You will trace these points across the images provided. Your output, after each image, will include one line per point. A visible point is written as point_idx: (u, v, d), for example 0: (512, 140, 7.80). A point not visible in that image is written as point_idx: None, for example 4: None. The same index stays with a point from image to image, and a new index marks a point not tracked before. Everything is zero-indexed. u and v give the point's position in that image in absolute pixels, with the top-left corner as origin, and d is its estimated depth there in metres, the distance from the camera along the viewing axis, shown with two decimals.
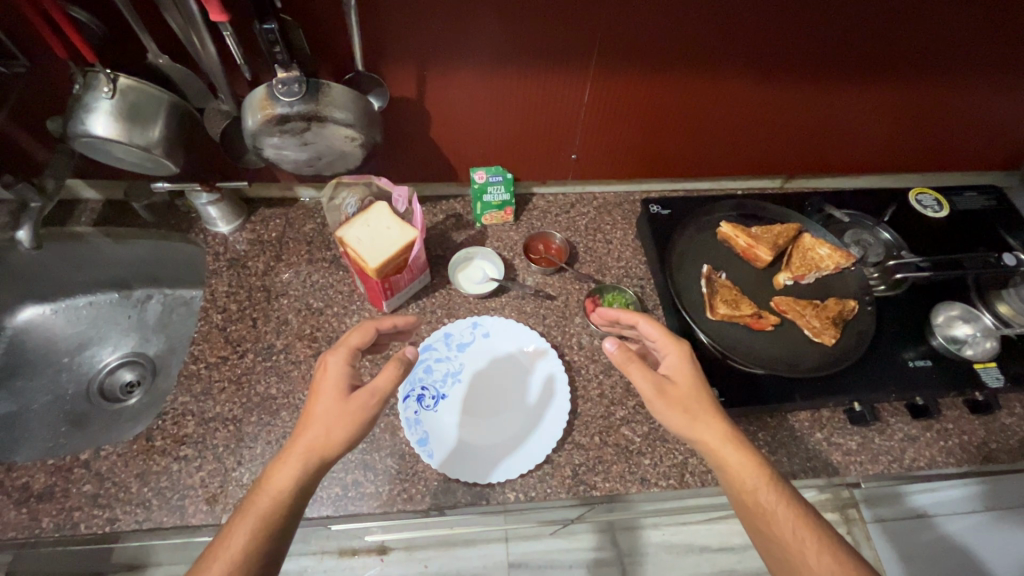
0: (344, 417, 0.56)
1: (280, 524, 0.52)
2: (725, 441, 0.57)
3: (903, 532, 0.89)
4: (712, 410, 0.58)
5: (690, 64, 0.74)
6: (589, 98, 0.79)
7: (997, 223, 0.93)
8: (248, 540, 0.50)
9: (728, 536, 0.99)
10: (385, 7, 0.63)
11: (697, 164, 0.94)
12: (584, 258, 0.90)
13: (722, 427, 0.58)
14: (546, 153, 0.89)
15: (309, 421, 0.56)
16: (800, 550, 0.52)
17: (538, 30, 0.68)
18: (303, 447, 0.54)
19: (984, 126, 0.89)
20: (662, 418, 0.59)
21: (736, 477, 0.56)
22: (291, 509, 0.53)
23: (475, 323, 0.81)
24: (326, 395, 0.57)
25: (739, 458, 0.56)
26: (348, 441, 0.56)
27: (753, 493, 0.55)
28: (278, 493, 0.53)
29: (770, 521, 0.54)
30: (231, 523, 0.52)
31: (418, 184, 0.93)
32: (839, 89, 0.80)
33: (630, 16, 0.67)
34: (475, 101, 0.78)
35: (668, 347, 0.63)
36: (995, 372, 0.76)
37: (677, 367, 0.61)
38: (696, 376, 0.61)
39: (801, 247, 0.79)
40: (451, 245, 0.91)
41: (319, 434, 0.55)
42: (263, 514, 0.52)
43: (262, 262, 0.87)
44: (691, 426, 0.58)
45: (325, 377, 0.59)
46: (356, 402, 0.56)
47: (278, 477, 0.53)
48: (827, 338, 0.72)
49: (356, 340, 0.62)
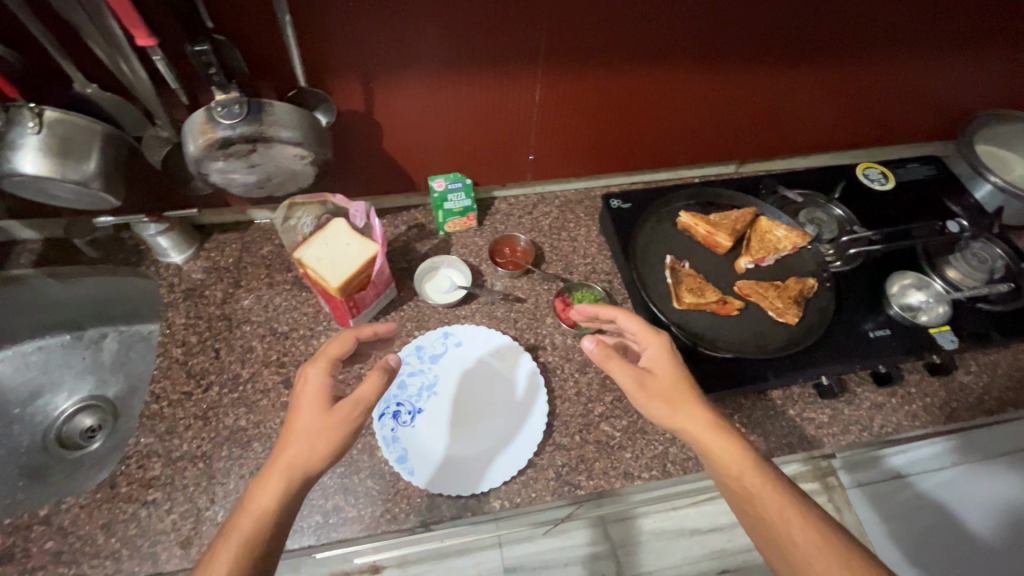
0: (328, 429, 0.54)
1: (265, 547, 0.49)
2: (708, 427, 0.57)
3: (884, 496, 0.89)
4: (693, 398, 0.59)
5: (636, 59, 0.75)
6: (540, 98, 0.79)
7: (939, 192, 0.97)
8: (232, 564, 0.47)
9: (720, 515, 0.98)
10: (325, 21, 0.62)
11: (653, 154, 0.94)
12: (550, 258, 0.91)
13: (705, 413, 0.58)
14: (503, 155, 0.88)
15: (291, 437, 0.54)
16: (788, 530, 0.53)
17: (484, 35, 0.68)
18: (287, 462, 0.52)
19: (919, 99, 0.93)
20: (646, 408, 0.60)
21: (722, 460, 0.56)
22: (277, 528, 0.50)
23: (446, 333, 0.80)
24: (308, 409, 0.56)
25: (723, 443, 0.57)
26: (334, 453, 0.54)
27: (738, 476, 0.55)
28: (262, 512, 0.50)
29: (758, 503, 0.54)
30: (211, 551, 0.49)
31: (377, 197, 0.91)
32: (781, 73, 0.82)
33: (574, 16, 0.67)
34: (427, 109, 0.77)
35: (647, 338, 0.64)
36: (949, 334, 0.78)
37: (656, 358, 0.62)
38: (674, 366, 0.61)
39: (759, 230, 0.80)
40: (416, 256, 0.90)
41: (304, 448, 0.53)
42: (247, 536, 0.49)
43: (221, 290, 0.84)
44: (674, 415, 0.58)
45: (304, 391, 0.57)
46: (340, 413, 0.55)
47: (261, 497, 0.51)
48: (791, 317, 0.74)
49: (335, 351, 0.61)
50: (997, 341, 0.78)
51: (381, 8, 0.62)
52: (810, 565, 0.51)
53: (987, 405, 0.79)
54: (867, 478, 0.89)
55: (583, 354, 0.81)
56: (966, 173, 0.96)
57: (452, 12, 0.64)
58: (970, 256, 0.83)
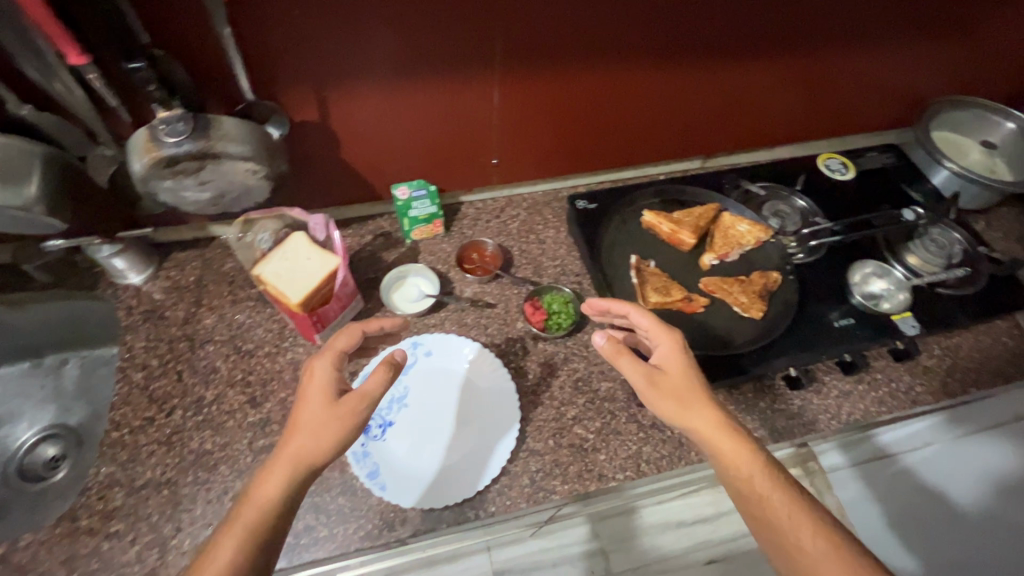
0: (333, 423, 0.53)
1: (265, 539, 0.49)
2: (717, 427, 0.58)
3: (869, 484, 0.79)
4: (705, 398, 0.59)
5: (593, 59, 0.75)
6: (500, 102, 0.78)
7: (898, 179, 0.99)
8: (235, 554, 0.47)
9: (735, 520, 0.84)
10: (272, 31, 0.60)
11: (618, 154, 0.95)
12: (519, 261, 0.90)
13: (716, 413, 0.58)
14: (466, 160, 0.87)
15: (294, 429, 0.53)
16: (794, 534, 0.52)
17: (438, 39, 0.67)
18: (291, 454, 0.52)
19: (874, 88, 0.95)
20: (654, 405, 0.61)
21: (728, 459, 0.56)
22: (279, 522, 0.50)
23: (415, 343, 0.78)
24: (314, 400, 0.55)
25: (733, 445, 0.57)
26: (338, 446, 0.53)
27: (748, 478, 0.55)
28: (265, 504, 0.50)
29: (766, 505, 0.54)
30: (216, 537, 0.49)
31: (340, 207, 0.90)
32: (737, 68, 0.83)
33: (528, 18, 0.67)
34: (386, 117, 0.76)
35: (660, 336, 0.63)
36: (911, 320, 0.80)
37: (668, 356, 0.62)
38: (687, 365, 0.62)
39: (721, 226, 0.81)
40: (384, 266, 0.88)
41: (307, 442, 0.52)
42: (251, 527, 0.48)
43: (182, 309, 0.82)
44: (685, 414, 0.59)
45: (311, 383, 0.56)
46: (346, 406, 0.54)
47: (265, 488, 0.50)
48: (756, 311, 0.74)
49: (343, 344, 0.61)
50: (955, 324, 0.80)
51: (329, 16, 0.61)
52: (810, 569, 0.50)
53: (950, 388, 0.81)
54: (843, 461, 0.80)
55: (555, 357, 0.80)
56: (923, 160, 0.98)
57: (403, 17, 0.63)
58: (928, 243, 0.85)
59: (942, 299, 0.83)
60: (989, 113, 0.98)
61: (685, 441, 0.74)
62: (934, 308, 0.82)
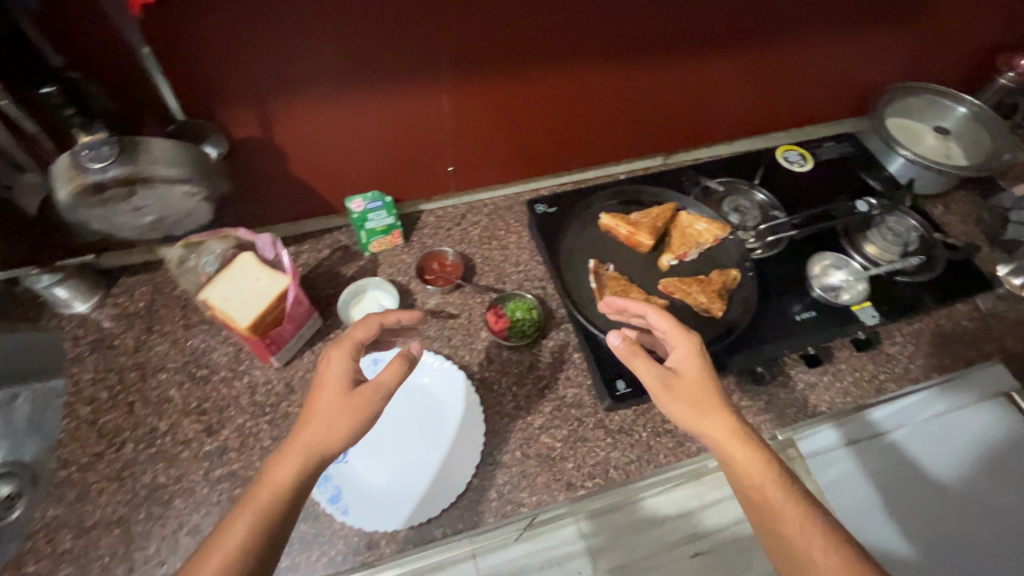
0: (347, 413, 0.55)
1: (275, 523, 0.51)
2: (732, 434, 0.56)
3: (849, 470, 0.76)
4: (721, 404, 0.58)
5: (542, 62, 0.74)
6: (451, 109, 0.77)
7: (856, 167, 0.99)
8: (247, 533, 0.49)
9: (724, 508, 0.84)
10: (202, 46, 0.58)
11: (577, 155, 0.94)
12: (481, 269, 0.89)
13: (731, 420, 0.57)
14: (421, 169, 0.85)
15: (308, 419, 0.55)
16: (806, 546, 0.51)
17: (381, 46, 0.65)
18: (304, 442, 0.54)
19: (828, 79, 0.95)
20: (670, 409, 0.60)
21: (743, 467, 0.55)
22: (290, 507, 0.52)
23: (376, 359, 0.77)
24: (329, 390, 0.57)
25: (747, 453, 0.56)
26: (351, 437, 0.55)
27: (761, 487, 0.54)
28: (279, 487, 0.52)
29: (779, 517, 0.53)
30: (229, 517, 0.51)
31: (295, 222, 0.87)
32: (690, 64, 0.83)
33: (473, 20, 0.65)
34: (334, 128, 0.73)
35: (679, 339, 0.62)
36: (871, 309, 0.81)
37: (685, 360, 0.61)
38: (705, 369, 0.60)
39: (679, 226, 0.81)
40: (342, 281, 0.86)
41: (320, 430, 0.54)
42: (262, 509, 0.50)
43: (132, 337, 0.79)
44: (699, 418, 0.58)
45: (327, 373, 0.58)
46: (360, 397, 0.56)
47: (278, 473, 0.52)
48: (716, 310, 0.74)
49: (360, 336, 0.61)
50: (914, 311, 0.81)
51: (262, 27, 0.58)
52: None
53: (913, 374, 0.82)
54: (819, 447, 0.76)
55: (520, 365, 0.79)
56: (878, 147, 0.98)
57: (341, 24, 0.61)
58: (885, 230, 0.86)
59: (901, 286, 0.83)
60: (941, 98, 1.00)
61: (653, 444, 0.74)
62: (894, 296, 0.82)
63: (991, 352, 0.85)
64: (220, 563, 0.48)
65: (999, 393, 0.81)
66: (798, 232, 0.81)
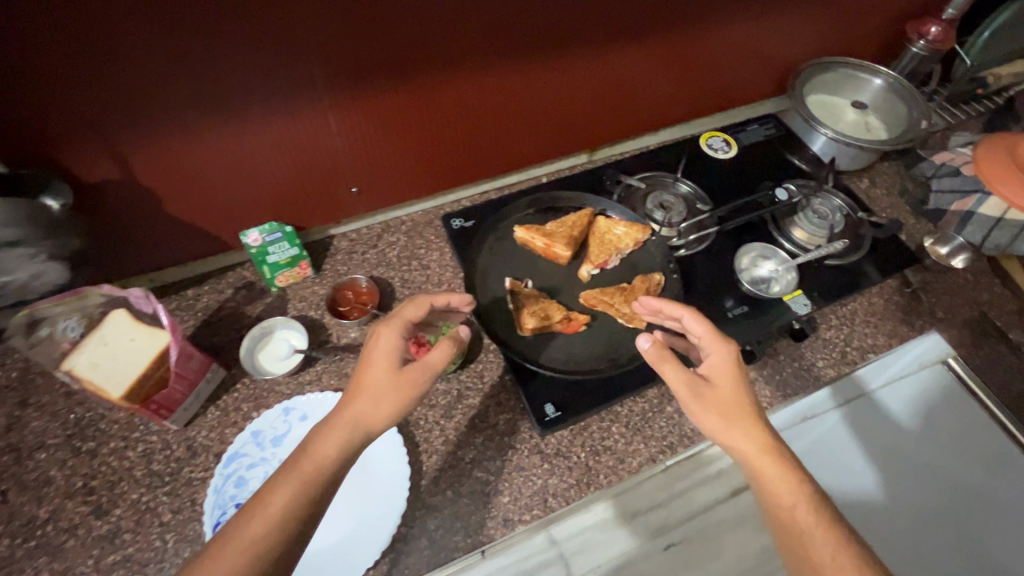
0: (397, 390, 0.54)
1: (315, 499, 0.48)
2: (764, 452, 0.52)
3: (815, 441, 0.76)
4: (752, 418, 0.54)
5: (434, 68, 0.68)
6: (340, 126, 0.71)
7: (781, 149, 0.98)
8: (287, 503, 0.47)
9: (687, 502, 0.72)
10: (24, 80, 0.50)
11: (492, 161, 0.88)
12: (402, 293, 0.83)
13: (762, 435, 0.53)
14: (322, 193, 0.79)
15: (358, 395, 0.53)
16: None
17: (250, 65, 0.58)
18: (353, 416, 0.52)
19: (745, 60, 0.92)
20: (697, 416, 0.56)
21: (771, 490, 0.51)
22: (330, 483, 0.49)
23: (287, 409, 0.70)
24: (379, 365, 0.55)
25: (779, 472, 0.51)
26: (397, 415, 0.53)
27: (791, 510, 0.50)
28: (322, 460, 0.49)
29: (807, 544, 0.48)
30: (269, 484, 0.48)
31: (191, 262, 0.79)
32: (597, 58, 0.78)
33: (354, 27, 0.59)
34: (215, 157, 0.66)
35: (715, 346, 0.59)
36: (802, 299, 0.79)
37: (719, 368, 0.57)
38: (738, 381, 0.56)
39: (598, 232, 0.76)
40: (248, 322, 0.79)
41: (367, 408, 0.52)
42: (305, 479, 0.48)
43: (3, 414, 0.69)
44: (729, 431, 0.54)
45: (376, 349, 0.56)
46: (410, 375, 0.55)
47: (324, 445, 0.50)
48: (640, 321, 0.70)
49: (411, 315, 0.60)
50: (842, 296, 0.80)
51: (101, 52, 0.51)
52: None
53: (849, 358, 0.80)
54: (791, 419, 0.76)
55: (448, 395, 0.74)
56: (801, 127, 0.97)
57: (198, 42, 0.54)
58: (811, 214, 0.84)
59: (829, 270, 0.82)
60: (858, 71, 0.98)
61: (593, 464, 0.70)
62: (822, 282, 0.81)
63: (922, 326, 0.85)
64: (253, 536, 0.45)
65: (941, 359, 0.84)
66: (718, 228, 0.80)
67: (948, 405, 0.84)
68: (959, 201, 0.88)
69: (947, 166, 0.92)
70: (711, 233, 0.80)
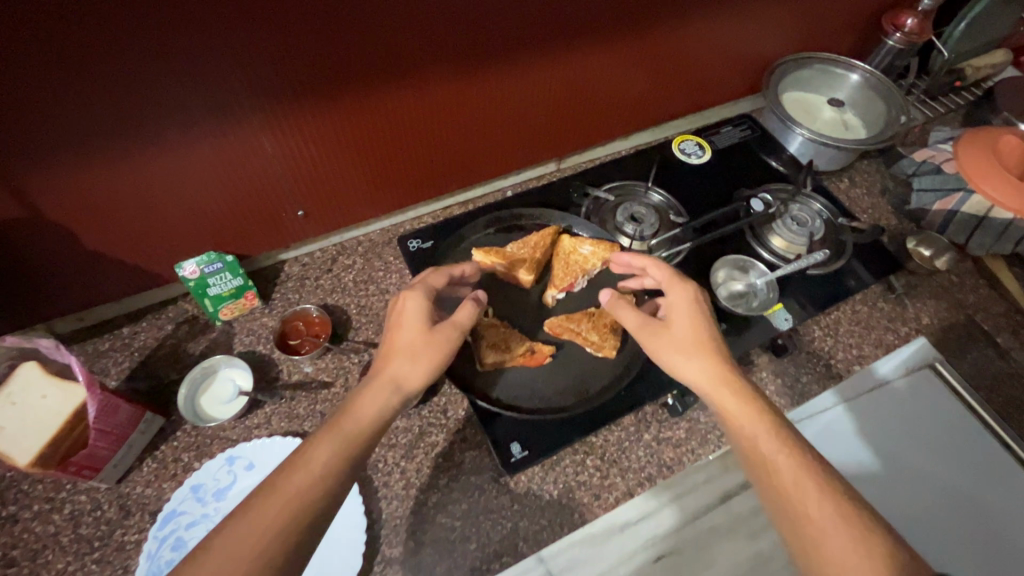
0: (430, 346, 0.57)
1: (361, 457, 0.48)
2: (715, 374, 0.53)
3: None
4: (705, 346, 0.55)
5: (375, 80, 0.63)
6: (276, 146, 0.65)
7: (756, 151, 0.94)
8: (330, 458, 0.47)
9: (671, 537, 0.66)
10: None
11: (451, 175, 0.83)
12: (358, 321, 0.77)
13: (715, 361, 0.54)
14: (263, 218, 0.73)
15: (391, 354, 0.56)
16: (793, 481, 0.45)
17: (164, 87, 0.53)
18: (389, 372, 0.54)
19: (717, 59, 0.87)
20: (656, 355, 0.57)
21: (733, 418, 0.50)
22: (372, 441, 0.50)
23: (231, 458, 0.64)
24: (408, 327, 0.58)
25: (733, 393, 0.51)
26: (434, 370, 0.56)
27: (746, 426, 0.49)
28: (364, 419, 0.50)
29: (767, 457, 0.47)
30: (308, 440, 0.48)
31: (123, 298, 0.73)
32: (557, 62, 0.73)
33: (279, 40, 0.54)
34: (138, 187, 0.60)
35: (674, 288, 0.61)
36: (783, 313, 0.77)
37: (674, 304, 0.60)
38: (694, 314, 0.58)
39: (562, 252, 0.75)
40: (190, 361, 0.73)
41: (403, 365, 0.55)
42: (348, 436, 0.48)
43: None
44: (680, 358, 0.55)
45: (404, 313, 0.59)
46: (441, 334, 0.57)
47: (365, 403, 0.51)
48: (609, 349, 0.68)
49: (435, 282, 0.63)
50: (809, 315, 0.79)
51: None
52: (816, 543, 0.42)
53: (835, 371, 0.76)
54: None
55: (409, 433, 0.68)
56: (776, 126, 0.93)
57: (98, 64, 0.48)
58: (789, 221, 0.83)
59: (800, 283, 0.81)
60: (833, 67, 0.94)
61: (566, 502, 0.65)
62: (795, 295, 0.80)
63: (909, 333, 0.81)
64: (285, 504, 0.43)
65: (926, 364, 0.78)
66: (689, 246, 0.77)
67: (947, 419, 0.75)
68: (941, 201, 0.85)
69: (928, 165, 0.88)
70: (684, 249, 0.78)
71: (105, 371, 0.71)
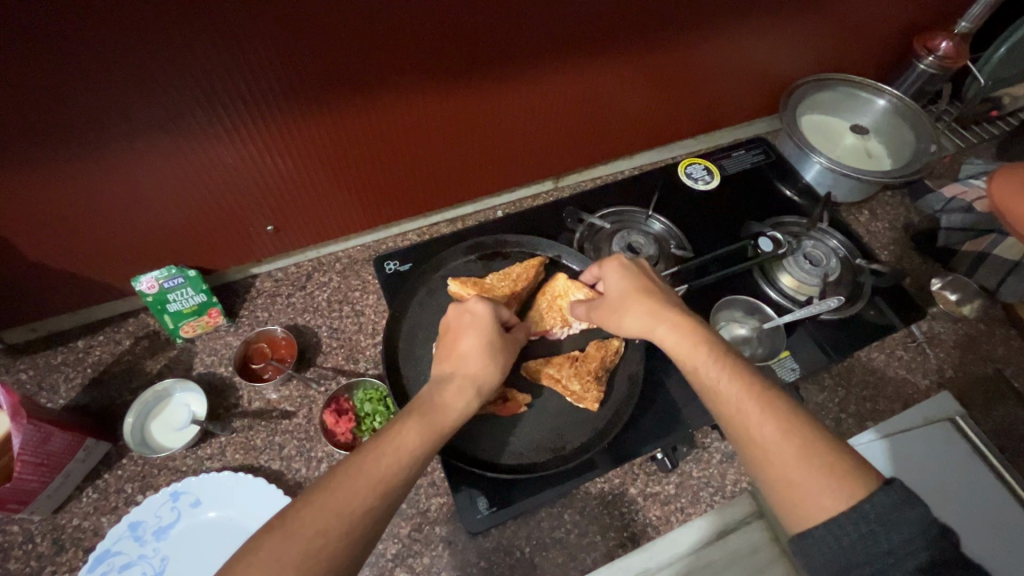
0: (498, 350, 0.59)
1: (442, 441, 0.50)
2: (654, 323, 0.54)
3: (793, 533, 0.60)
4: (642, 296, 0.57)
5: (351, 95, 0.58)
6: (241, 160, 0.60)
7: (768, 179, 0.88)
8: (419, 440, 0.48)
9: None
10: None
11: (438, 192, 0.77)
12: (329, 345, 0.71)
13: (652, 309, 0.55)
14: (228, 233, 0.68)
15: (462, 358, 0.56)
16: (737, 405, 0.45)
17: (104, 91, 0.47)
18: (469, 374, 0.55)
19: (733, 76, 0.81)
20: (609, 325, 0.59)
21: (679, 354, 0.51)
22: (453, 430, 0.51)
23: (176, 493, 0.58)
24: (484, 329, 0.59)
25: (673, 336, 0.53)
26: (499, 371, 0.57)
27: (695, 365, 0.49)
28: (451, 409, 0.52)
29: (717, 396, 0.47)
30: (395, 424, 0.49)
31: (77, 309, 0.68)
32: (554, 79, 0.67)
33: (238, 42, 0.49)
34: (83, 197, 0.55)
35: (603, 264, 0.63)
36: (790, 362, 0.72)
37: (612, 276, 0.61)
38: (632, 275, 0.60)
39: (552, 291, 0.70)
40: (145, 380, 0.68)
41: (479, 368, 0.56)
42: (438, 427, 0.50)
43: None
44: (623, 320, 0.57)
45: (479, 314, 0.60)
46: (510, 341, 0.61)
47: (455, 402, 0.52)
48: (590, 403, 0.63)
49: (498, 295, 0.67)
50: (818, 363, 0.72)
51: None
52: (764, 457, 0.43)
53: (845, 426, 0.69)
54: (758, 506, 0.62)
55: None
56: (792, 153, 0.86)
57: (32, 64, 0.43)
58: (803, 260, 0.77)
59: (808, 327, 0.75)
60: (859, 89, 0.87)
61: (538, 561, 0.59)
62: (802, 340, 0.74)
63: (929, 386, 0.73)
64: (378, 485, 0.43)
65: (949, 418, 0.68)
66: (686, 287, 0.74)
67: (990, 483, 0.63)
68: (970, 242, 0.79)
69: (957, 201, 0.82)
70: (681, 290, 0.74)
71: (53, 387, 0.66)
